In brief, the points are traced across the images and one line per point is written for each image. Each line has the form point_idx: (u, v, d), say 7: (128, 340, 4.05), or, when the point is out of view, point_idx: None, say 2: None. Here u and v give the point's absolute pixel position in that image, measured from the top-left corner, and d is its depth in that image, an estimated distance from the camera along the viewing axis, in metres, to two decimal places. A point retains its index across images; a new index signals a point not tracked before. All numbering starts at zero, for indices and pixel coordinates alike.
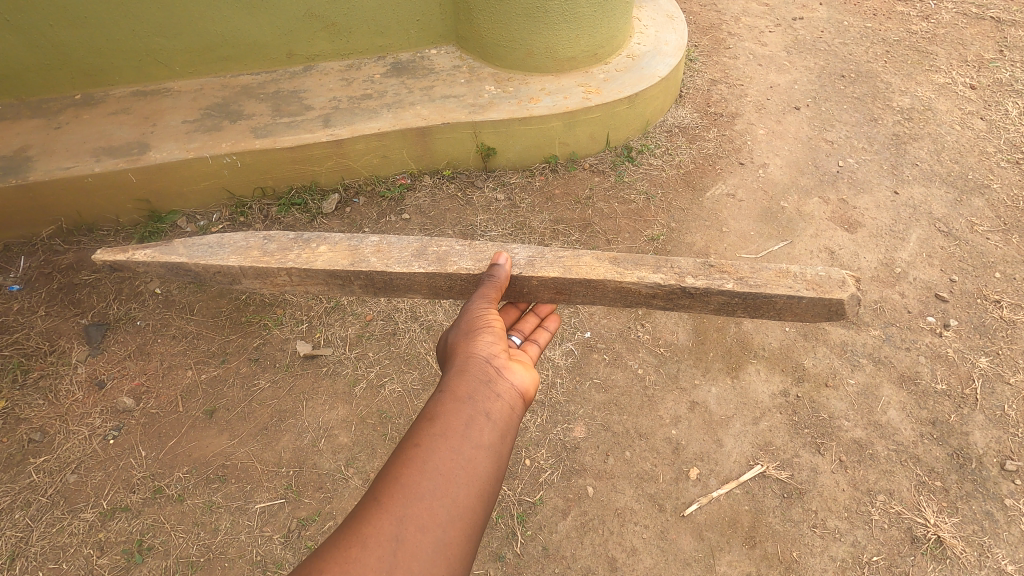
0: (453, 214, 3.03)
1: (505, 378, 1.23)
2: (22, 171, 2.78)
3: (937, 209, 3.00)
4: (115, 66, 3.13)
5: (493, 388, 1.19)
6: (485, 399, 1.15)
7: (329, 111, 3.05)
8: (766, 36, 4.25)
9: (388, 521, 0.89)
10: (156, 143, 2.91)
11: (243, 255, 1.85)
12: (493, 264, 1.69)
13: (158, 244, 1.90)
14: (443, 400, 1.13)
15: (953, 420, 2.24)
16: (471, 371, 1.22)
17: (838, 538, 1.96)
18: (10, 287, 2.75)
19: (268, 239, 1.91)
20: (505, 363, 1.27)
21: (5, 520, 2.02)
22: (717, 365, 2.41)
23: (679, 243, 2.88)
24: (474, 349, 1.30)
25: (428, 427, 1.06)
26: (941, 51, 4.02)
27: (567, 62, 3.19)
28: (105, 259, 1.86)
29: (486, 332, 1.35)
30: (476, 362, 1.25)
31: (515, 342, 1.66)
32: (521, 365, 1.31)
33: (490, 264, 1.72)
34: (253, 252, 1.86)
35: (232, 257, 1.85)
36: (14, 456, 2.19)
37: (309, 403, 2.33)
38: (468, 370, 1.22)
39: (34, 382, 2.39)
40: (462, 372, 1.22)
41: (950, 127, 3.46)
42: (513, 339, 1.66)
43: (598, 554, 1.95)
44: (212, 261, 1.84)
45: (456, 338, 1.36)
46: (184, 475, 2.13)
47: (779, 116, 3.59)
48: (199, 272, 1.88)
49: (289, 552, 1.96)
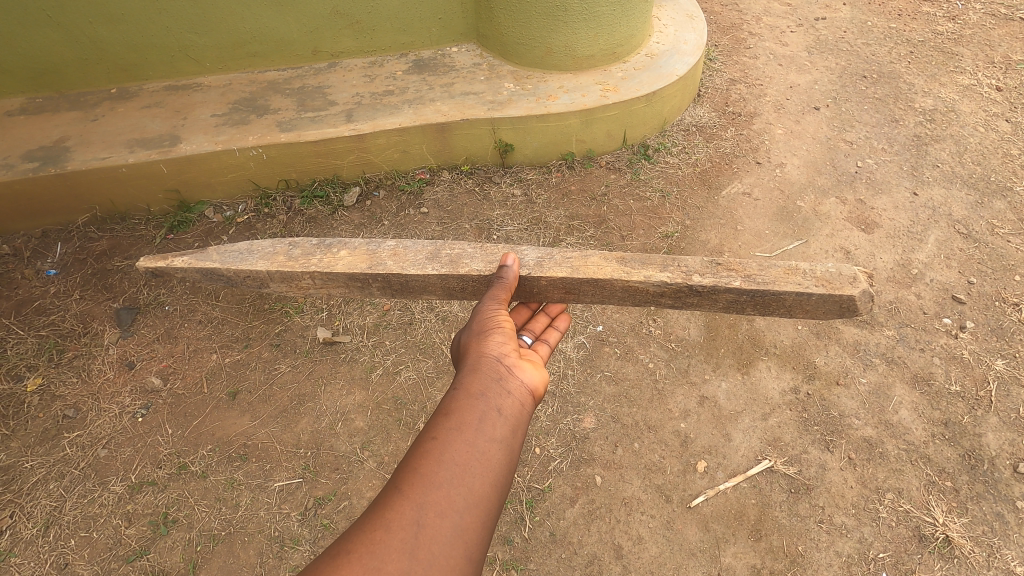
0: (470, 209, 3.09)
1: (516, 376, 1.28)
2: (61, 160, 2.91)
3: (957, 211, 2.98)
4: (148, 61, 3.25)
5: (504, 384, 1.25)
6: (497, 396, 1.20)
7: (352, 106, 3.13)
8: (787, 36, 4.24)
9: (409, 507, 0.95)
10: (186, 135, 3.02)
11: (270, 260, 1.93)
12: (502, 265, 1.74)
13: (193, 251, 1.98)
14: (457, 397, 1.19)
15: (966, 422, 2.23)
16: (482, 369, 1.28)
17: (844, 534, 1.97)
18: (48, 271, 2.88)
19: (293, 245, 1.98)
20: (516, 361, 1.32)
21: (41, 490, 2.14)
22: (727, 360, 2.43)
23: (693, 241, 2.90)
24: (486, 348, 1.35)
25: (444, 421, 1.12)
26: (967, 52, 3.97)
27: (585, 61, 3.23)
28: (147, 266, 1.93)
29: (497, 332, 1.41)
30: (487, 360, 1.31)
31: (526, 342, 1.69)
32: (532, 363, 1.36)
33: (499, 266, 1.76)
34: (280, 257, 1.94)
35: (260, 262, 1.92)
36: (49, 430, 2.31)
37: (327, 388, 2.41)
38: (481, 368, 1.28)
39: (69, 361, 2.51)
40: (474, 370, 1.27)
41: (973, 128, 3.41)
42: (525, 339, 1.69)
43: (604, 541, 1.99)
44: (242, 267, 1.91)
45: (468, 339, 1.41)
46: (208, 452, 2.22)
47: (798, 116, 3.58)
48: (230, 277, 1.96)
49: (306, 529, 2.03)
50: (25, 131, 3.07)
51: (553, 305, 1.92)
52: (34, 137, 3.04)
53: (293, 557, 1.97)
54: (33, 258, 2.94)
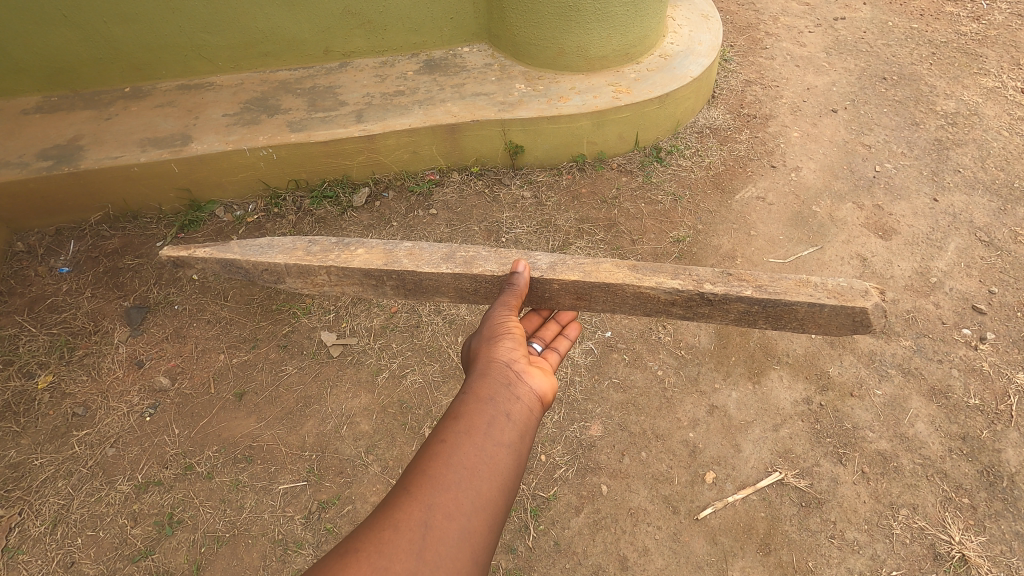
0: (480, 211, 3.06)
1: (525, 382, 1.25)
2: (74, 159, 2.94)
3: (978, 218, 2.90)
4: (162, 60, 3.26)
5: (513, 390, 1.22)
6: (506, 401, 1.18)
7: (363, 106, 3.13)
8: (805, 37, 4.15)
9: (417, 509, 0.93)
10: (197, 135, 3.03)
11: (288, 255, 1.92)
12: (512, 271, 1.71)
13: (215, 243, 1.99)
14: (466, 401, 1.16)
15: (985, 436, 2.17)
16: (491, 374, 1.25)
17: (856, 550, 1.93)
18: (61, 269, 2.91)
19: (312, 242, 1.98)
20: (526, 367, 1.29)
21: (50, 488, 2.16)
22: (738, 369, 2.39)
23: (705, 245, 2.85)
24: (495, 354, 1.32)
25: (452, 424, 1.09)
26: (991, 54, 3.86)
27: (598, 61, 3.20)
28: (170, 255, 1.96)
29: (506, 337, 1.38)
30: (497, 367, 1.28)
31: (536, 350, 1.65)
32: (541, 369, 1.32)
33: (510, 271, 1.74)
34: (298, 253, 1.93)
35: (279, 257, 1.92)
36: (59, 428, 2.33)
37: (333, 391, 2.40)
38: (490, 373, 1.25)
39: (79, 359, 2.53)
40: (483, 375, 1.25)
41: (997, 133, 3.32)
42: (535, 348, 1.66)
43: (609, 552, 1.96)
44: (261, 260, 1.91)
45: (479, 346, 1.38)
46: (214, 453, 2.23)
47: (815, 118, 3.50)
48: (248, 271, 1.96)
49: (310, 532, 2.03)
50: (40, 130, 3.10)
51: (562, 314, 1.87)
52: (49, 135, 3.07)
53: (296, 561, 1.97)
54: (46, 255, 2.97)
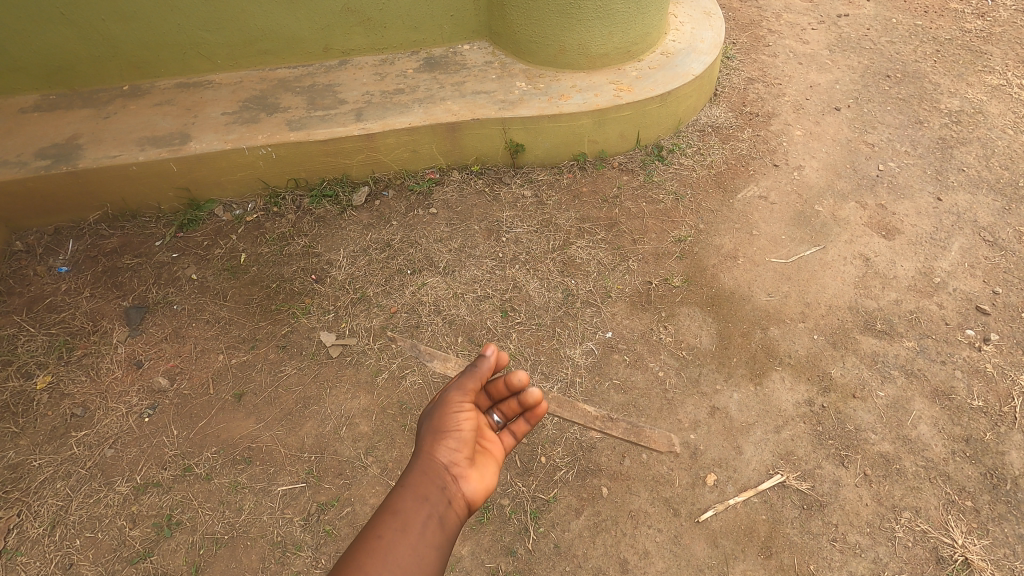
0: (480, 210, 3.04)
1: (455, 512, 1.11)
2: (73, 158, 2.92)
3: (983, 217, 2.87)
4: (161, 58, 3.25)
5: (439, 520, 1.08)
6: (429, 534, 1.05)
7: (362, 105, 3.11)
8: (808, 34, 4.12)
9: None
10: (196, 134, 3.01)
11: None
12: (483, 354, 1.36)
13: None
14: (386, 524, 1.03)
15: (989, 439, 2.15)
16: (422, 488, 1.11)
17: (858, 553, 1.92)
18: (60, 268, 2.90)
19: None
20: (462, 489, 1.15)
21: (48, 489, 2.15)
22: (740, 370, 2.37)
23: (706, 245, 2.83)
24: (433, 461, 1.17)
25: (363, 554, 0.97)
26: (996, 51, 3.83)
27: (599, 59, 3.18)
28: None
29: (452, 441, 1.21)
30: (435, 465, 1.16)
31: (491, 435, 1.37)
32: (478, 489, 1.18)
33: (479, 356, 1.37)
34: None
35: None
36: (58, 429, 2.32)
37: (333, 392, 2.39)
38: (419, 490, 1.11)
39: (78, 359, 2.52)
40: (411, 490, 1.11)
41: (1002, 131, 3.29)
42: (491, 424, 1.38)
43: (609, 554, 1.95)
44: None
45: (423, 430, 1.24)
46: (212, 454, 2.22)
47: (818, 116, 3.47)
48: None
49: (309, 535, 2.02)
50: (38, 128, 3.09)
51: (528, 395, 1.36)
52: (47, 134, 3.06)
53: (296, 563, 1.96)
54: (45, 254, 2.96)
